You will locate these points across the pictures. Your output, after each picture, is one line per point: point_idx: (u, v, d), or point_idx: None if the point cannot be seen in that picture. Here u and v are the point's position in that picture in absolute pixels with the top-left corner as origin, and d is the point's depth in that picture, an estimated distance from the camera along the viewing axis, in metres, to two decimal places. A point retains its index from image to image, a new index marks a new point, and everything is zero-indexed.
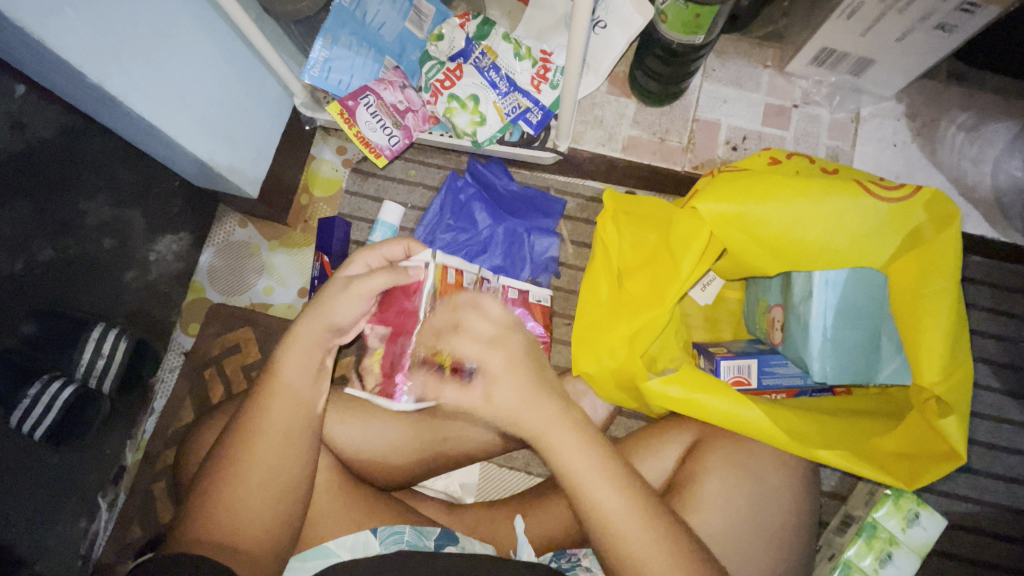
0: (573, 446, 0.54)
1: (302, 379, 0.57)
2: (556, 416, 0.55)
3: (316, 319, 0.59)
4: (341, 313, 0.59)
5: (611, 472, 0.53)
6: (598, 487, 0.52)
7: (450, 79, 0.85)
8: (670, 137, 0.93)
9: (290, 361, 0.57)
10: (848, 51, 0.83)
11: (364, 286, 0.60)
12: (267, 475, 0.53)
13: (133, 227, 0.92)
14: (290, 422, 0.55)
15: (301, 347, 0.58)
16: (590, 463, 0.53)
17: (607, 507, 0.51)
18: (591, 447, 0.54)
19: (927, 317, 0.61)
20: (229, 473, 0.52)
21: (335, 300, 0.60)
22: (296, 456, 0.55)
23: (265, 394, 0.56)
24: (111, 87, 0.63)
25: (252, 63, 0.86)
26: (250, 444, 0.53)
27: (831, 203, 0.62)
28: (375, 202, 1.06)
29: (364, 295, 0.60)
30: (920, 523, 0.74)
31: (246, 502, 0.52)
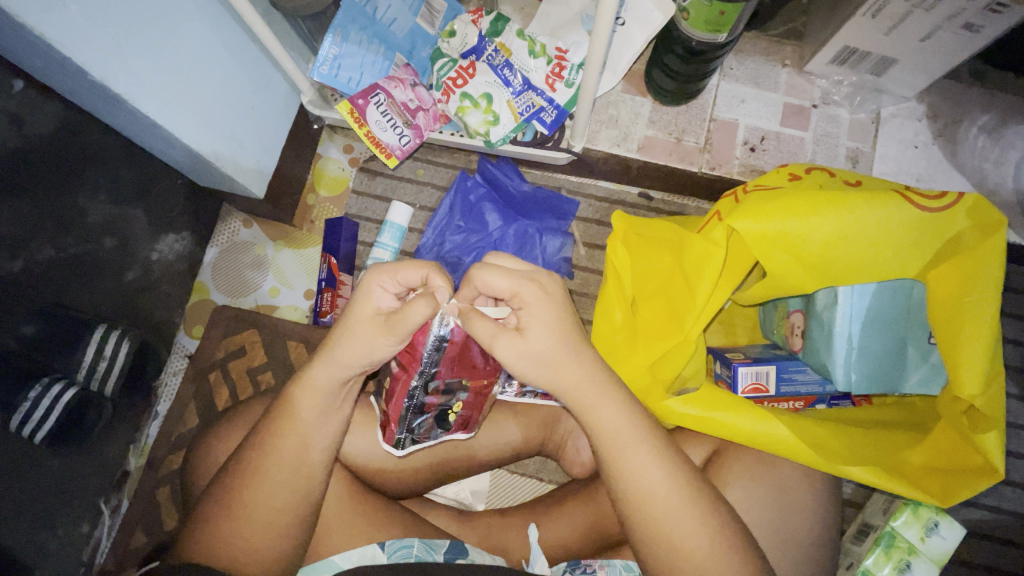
0: (625, 431, 0.53)
1: (316, 412, 0.57)
2: (608, 394, 0.54)
3: (333, 360, 0.57)
4: (362, 352, 0.56)
5: (666, 460, 0.52)
6: (647, 479, 0.51)
7: (462, 77, 0.84)
8: (686, 137, 0.91)
9: (309, 391, 0.57)
10: (870, 50, 0.81)
11: (390, 328, 0.54)
12: (277, 504, 0.55)
13: (136, 226, 0.90)
14: (299, 455, 0.56)
15: (323, 380, 0.57)
16: (644, 451, 0.52)
17: (655, 502, 0.51)
18: (644, 437, 0.53)
19: (964, 331, 0.58)
20: (238, 497, 0.54)
21: (357, 338, 0.56)
22: (307, 487, 0.56)
23: (279, 423, 0.56)
24: (115, 86, 0.61)
25: (259, 59, 0.84)
26: (261, 474, 0.55)
27: (873, 217, 0.60)
28: (383, 202, 1.04)
29: (386, 336, 0.55)
30: (939, 533, 0.71)
31: (254, 526, 0.54)
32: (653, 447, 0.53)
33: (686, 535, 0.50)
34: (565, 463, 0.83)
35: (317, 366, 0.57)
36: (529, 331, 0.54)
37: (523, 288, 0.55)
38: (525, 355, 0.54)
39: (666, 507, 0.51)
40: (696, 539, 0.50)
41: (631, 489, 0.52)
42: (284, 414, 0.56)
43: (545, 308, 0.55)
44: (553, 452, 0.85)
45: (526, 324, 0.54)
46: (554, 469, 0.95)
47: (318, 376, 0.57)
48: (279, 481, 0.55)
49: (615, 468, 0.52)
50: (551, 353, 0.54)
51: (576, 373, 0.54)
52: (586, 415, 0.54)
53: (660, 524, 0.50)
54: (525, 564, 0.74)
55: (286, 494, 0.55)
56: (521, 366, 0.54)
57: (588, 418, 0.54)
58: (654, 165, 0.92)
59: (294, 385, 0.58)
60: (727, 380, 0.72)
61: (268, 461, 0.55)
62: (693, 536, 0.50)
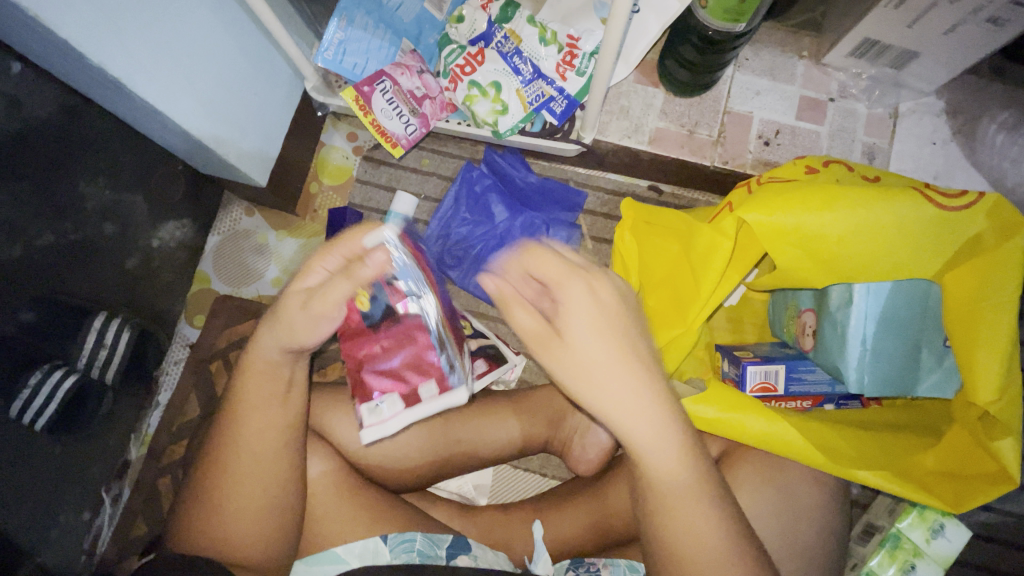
0: (677, 476, 0.43)
1: (263, 399, 0.52)
2: (672, 434, 0.42)
3: (273, 334, 0.51)
4: (291, 329, 0.49)
5: (711, 505, 0.44)
6: (687, 532, 0.43)
7: (471, 65, 0.82)
8: (699, 130, 0.89)
9: (253, 378, 0.52)
10: (890, 43, 0.79)
11: (314, 297, 0.48)
12: (244, 497, 0.53)
13: (136, 213, 0.88)
14: (261, 439, 0.52)
15: (264, 362, 0.52)
16: (695, 502, 0.43)
17: (692, 557, 0.43)
18: (695, 482, 0.43)
19: (983, 332, 0.57)
20: (208, 490, 0.53)
21: (289, 309, 0.49)
22: (272, 477, 0.54)
23: (232, 412, 0.53)
24: (113, 69, 0.59)
25: (261, 43, 0.82)
26: (225, 466, 0.53)
27: (890, 214, 0.58)
28: (387, 192, 1.02)
29: (310, 313, 0.48)
30: (945, 535, 0.69)
31: (228, 520, 0.53)
32: (706, 495, 0.44)
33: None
34: (569, 460, 0.82)
35: (261, 337, 0.51)
36: (573, 340, 0.41)
37: (570, 281, 0.42)
38: (570, 369, 0.41)
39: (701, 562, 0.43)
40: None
41: (669, 536, 0.44)
42: (234, 403, 0.53)
43: (589, 312, 0.41)
44: (557, 448, 0.84)
45: (568, 323, 0.41)
46: (558, 465, 0.94)
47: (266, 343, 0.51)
48: (250, 467, 0.53)
49: (659, 511, 0.44)
50: (602, 374, 0.41)
51: (637, 407, 0.41)
52: (641, 456, 0.43)
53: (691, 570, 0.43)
54: (527, 561, 0.73)
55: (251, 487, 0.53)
56: (572, 389, 0.42)
57: (640, 459, 0.43)
58: (665, 158, 0.90)
59: (240, 368, 0.53)
60: (735, 379, 0.71)
61: (226, 454, 0.52)
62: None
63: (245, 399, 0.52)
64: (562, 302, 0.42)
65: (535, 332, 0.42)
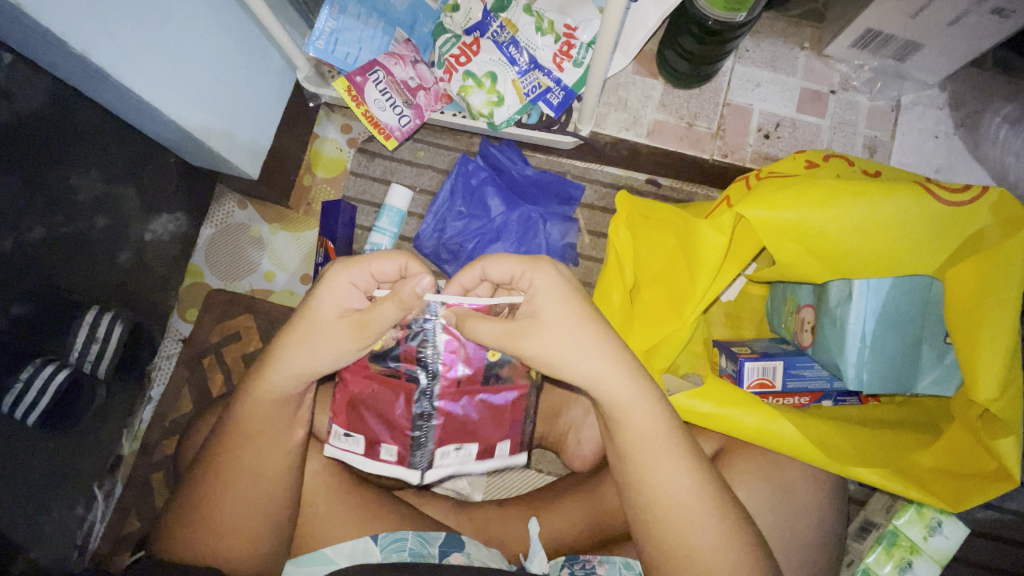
0: (651, 428, 0.51)
1: (268, 413, 0.54)
2: (645, 393, 0.51)
3: (294, 355, 0.52)
4: (326, 348, 0.51)
5: (683, 457, 0.51)
6: (667, 485, 0.50)
7: (466, 55, 0.80)
8: (698, 122, 0.88)
9: (262, 392, 0.53)
10: (893, 34, 0.77)
11: (359, 323, 0.49)
12: (242, 497, 0.54)
13: (128, 206, 0.86)
14: (269, 445, 0.54)
15: (282, 381, 0.53)
16: (671, 455, 0.51)
17: (674, 511, 0.50)
18: (667, 435, 0.51)
19: (985, 329, 0.56)
20: (205, 496, 0.54)
21: (326, 332, 0.50)
22: (274, 481, 0.54)
23: (235, 425, 0.54)
24: (98, 59, 0.58)
25: (253, 33, 0.80)
26: (223, 472, 0.53)
27: (891, 209, 0.57)
28: (382, 184, 1.01)
29: (354, 338, 0.50)
30: (942, 532, 0.69)
31: (222, 522, 0.54)
32: (679, 449, 0.51)
33: (698, 544, 0.50)
34: (565, 456, 0.81)
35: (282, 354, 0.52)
36: (546, 319, 0.49)
37: (546, 274, 0.50)
38: (546, 345, 0.48)
39: (683, 516, 0.50)
40: (708, 552, 0.50)
41: (649, 488, 0.51)
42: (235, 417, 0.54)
43: (556, 292, 0.50)
44: (553, 445, 0.83)
45: (540, 304, 0.49)
46: (554, 461, 0.93)
47: (285, 364, 0.52)
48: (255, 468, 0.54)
49: (640, 465, 0.51)
50: (576, 345, 0.49)
51: (614, 371, 0.50)
52: (623, 414, 0.51)
53: (673, 522, 0.50)
54: (523, 558, 0.73)
55: (250, 488, 0.54)
56: (546, 363, 0.49)
57: (620, 416, 0.51)
58: (664, 151, 0.89)
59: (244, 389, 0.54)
60: (732, 375, 0.70)
61: (228, 458, 0.54)
62: (706, 543, 0.50)
63: (247, 409, 0.54)
64: (532, 289, 0.51)
65: (509, 330, 0.49)
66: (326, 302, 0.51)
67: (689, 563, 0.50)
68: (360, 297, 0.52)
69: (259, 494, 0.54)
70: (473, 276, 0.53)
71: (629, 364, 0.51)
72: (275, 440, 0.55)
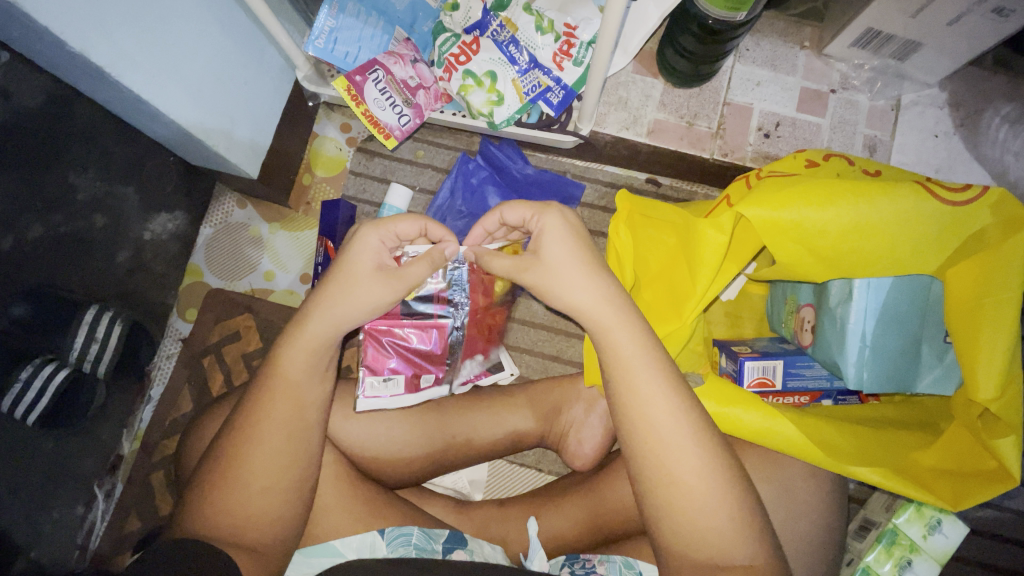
0: (633, 348, 0.51)
1: (302, 370, 0.56)
2: (626, 315, 0.53)
3: (325, 305, 0.57)
4: (361, 299, 0.57)
5: (669, 380, 0.50)
6: (651, 407, 0.49)
7: (465, 54, 0.80)
8: (698, 121, 0.88)
9: (297, 351, 0.56)
10: (894, 33, 0.77)
11: (393, 275, 0.58)
12: (266, 474, 0.54)
13: (127, 205, 0.86)
14: (294, 411, 0.55)
15: (315, 332, 0.56)
16: (655, 376, 0.50)
17: (657, 434, 0.49)
18: (651, 358, 0.51)
19: (986, 328, 0.56)
20: (227, 471, 0.53)
21: (361, 284, 0.57)
22: (297, 454, 0.55)
23: (266, 387, 0.56)
24: (96, 57, 0.57)
25: (251, 31, 0.80)
26: (250, 444, 0.54)
27: (893, 208, 0.57)
28: (381, 183, 1.01)
29: (390, 288, 0.57)
30: (942, 531, 0.69)
31: (243, 501, 0.53)
32: (661, 371, 0.51)
33: (685, 472, 0.48)
34: (566, 455, 0.81)
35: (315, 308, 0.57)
36: (547, 255, 0.55)
37: (547, 211, 0.57)
38: (545, 276, 0.55)
39: (666, 438, 0.48)
40: (696, 482, 0.48)
41: (633, 409, 0.50)
42: (271, 382, 0.56)
43: (561, 232, 0.56)
44: (553, 444, 0.83)
45: (544, 242, 0.56)
46: (554, 460, 0.93)
47: (318, 318, 0.57)
48: (280, 433, 0.54)
49: (622, 384, 0.51)
50: (570, 273, 0.54)
51: (599, 294, 0.53)
52: (604, 335, 0.52)
53: (655, 443, 0.49)
54: (523, 557, 0.73)
55: (274, 463, 0.54)
56: (547, 293, 0.56)
57: (604, 337, 0.52)
58: (664, 149, 0.89)
59: (283, 340, 0.57)
60: (733, 375, 0.70)
61: (257, 428, 0.54)
62: (687, 465, 0.48)
63: (284, 372, 0.56)
64: (540, 229, 0.57)
65: (515, 264, 0.57)
66: (357, 251, 0.58)
67: (676, 493, 0.48)
68: (388, 254, 0.60)
69: (283, 474, 0.54)
70: (494, 221, 0.62)
71: (612, 290, 0.54)
72: (305, 411, 0.56)
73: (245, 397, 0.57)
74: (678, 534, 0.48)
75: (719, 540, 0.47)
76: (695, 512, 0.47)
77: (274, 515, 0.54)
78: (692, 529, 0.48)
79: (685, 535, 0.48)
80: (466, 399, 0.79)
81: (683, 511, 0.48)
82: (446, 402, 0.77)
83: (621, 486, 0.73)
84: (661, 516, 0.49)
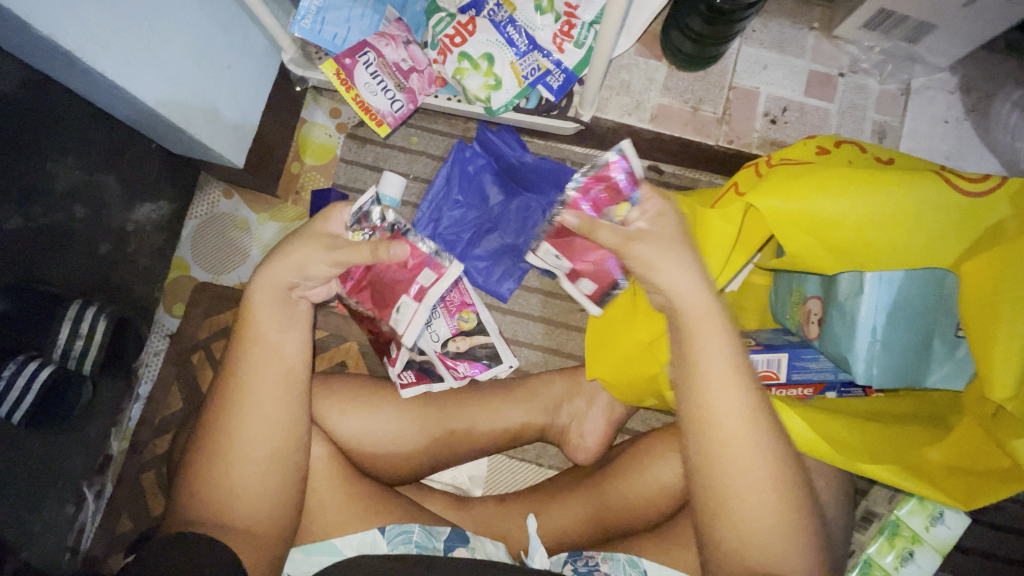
0: (713, 344, 0.48)
1: (269, 336, 0.54)
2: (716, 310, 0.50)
3: (277, 266, 0.55)
4: (304, 264, 0.55)
5: (745, 378, 0.48)
6: (724, 411, 0.47)
7: (461, 35, 0.76)
8: (703, 106, 0.85)
9: (260, 323, 0.54)
10: (907, 14, 0.74)
11: (338, 248, 0.56)
12: (247, 451, 0.51)
13: (108, 193, 0.82)
14: (271, 384, 0.53)
15: (262, 289, 0.55)
16: (727, 369, 0.48)
17: (732, 438, 0.47)
18: (733, 355, 0.48)
19: (1002, 322, 0.54)
20: (211, 448, 0.52)
21: (306, 247, 0.56)
22: (279, 422, 0.53)
23: (237, 363, 0.53)
24: (64, 41, 0.53)
25: (235, 12, 0.76)
26: (230, 417, 0.52)
27: (908, 199, 0.55)
28: (373, 172, 0.97)
29: (331, 256, 0.56)
30: (944, 522, 0.66)
31: (226, 480, 0.51)
32: (737, 364, 0.48)
33: (749, 475, 0.46)
34: (567, 449, 0.79)
35: (265, 269, 0.56)
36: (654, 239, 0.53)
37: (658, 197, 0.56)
38: (657, 254, 0.52)
39: (734, 434, 0.47)
40: (762, 484, 0.46)
41: (704, 410, 0.48)
42: (245, 358, 0.53)
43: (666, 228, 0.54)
44: (554, 439, 0.82)
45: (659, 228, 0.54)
46: (555, 455, 0.92)
47: (261, 285, 0.55)
48: (259, 409, 0.52)
49: (696, 380, 0.48)
50: (679, 262, 0.51)
51: (694, 282, 0.51)
52: (690, 322, 0.50)
53: (720, 443, 0.47)
54: (524, 554, 0.72)
55: (258, 437, 0.52)
56: (647, 273, 0.53)
57: (691, 326, 0.49)
58: (668, 136, 0.85)
59: (244, 314, 0.55)
60: None
61: (235, 402, 0.52)
62: (742, 450, 0.47)
63: (251, 339, 0.54)
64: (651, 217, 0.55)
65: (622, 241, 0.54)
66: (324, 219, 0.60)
67: (738, 500, 0.47)
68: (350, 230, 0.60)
69: (266, 449, 0.52)
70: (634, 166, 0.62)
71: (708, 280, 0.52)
72: (279, 378, 0.54)
73: (219, 375, 0.55)
74: (728, 540, 0.48)
75: (767, 546, 0.47)
76: (752, 519, 0.47)
77: (260, 492, 0.52)
78: (731, 513, 0.47)
79: (731, 528, 0.47)
80: (462, 394, 0.78)
81: (737, 515, 0.47)
82: (443, 399, 0.76)
83: (623, 484, 0.71)
84: (716, 516, 0.48)
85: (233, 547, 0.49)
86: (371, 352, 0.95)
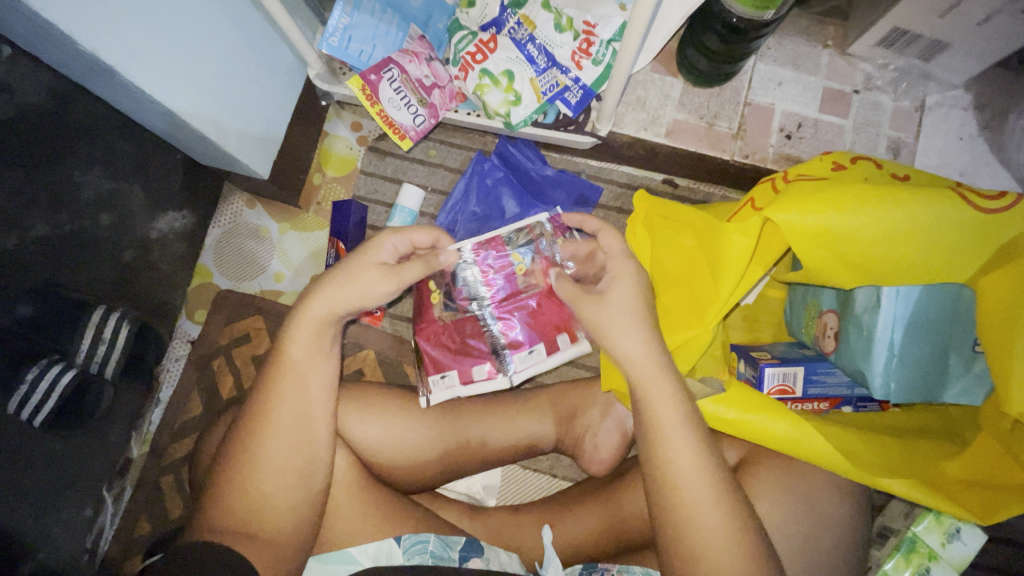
0: (666, 397, 0.54)
1: (312, 361, 0.56)
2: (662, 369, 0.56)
3: (332, 291, 0.57)
4: (363, 291, 0.57)
5: (691, 422, 0.53)
6: (678, 455, 0.52)
7: (482, 52, 0.79)
8: (718, 121, 0.86)
9: (303, 345, 0.55)
10: (920, 33, 0.75)
11: (396, 272, 0.59)
12: (281, 462, 0.53)
13: (134, 202, 0.84)
14: (301, 399, 0.54)
15: (320, 314, 0.56)
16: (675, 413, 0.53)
17: (685, 478, 0.51)
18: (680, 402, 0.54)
19: (1018, 336, 0.54)
20: (244, 459, 0.53)
21: (360, 276, 0.58)
22: (309, 436, 0.54)
23: (275, 378, 0.55)
24: (107, 57, 0.56)
25: (264, 29, 0.78)
26: (264, 432, 0.53)
27: (925, 214, 0.56)
28: (393, 183, 0.99)
29: (388, 281, 0.58)
30: (961, 538, 0.64)
31: (257, 488, 0.52)
32: (684, 414, 0.54)
33: (703, 513, 0.50)
34: (582, 461, 0.80)
35: (315, 299, 0.56)
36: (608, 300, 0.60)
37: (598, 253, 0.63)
38: (604, 317, 0.59)
39: (685, 473, 0.51)
40: (710, 520, 0.49)
41: (662, 456, 0.52)
42: (277, 371, 0.55)
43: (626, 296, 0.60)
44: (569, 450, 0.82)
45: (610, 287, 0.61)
46: (569, 466, 0.93)
47: (309, 316, 0.56)
48: (289, 425, 0.53)
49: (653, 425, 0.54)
50: (624, 321, 0.58)
51: (645, 348, 0.57)
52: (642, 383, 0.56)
53: (676, 482, 0.51)
54: (538, 565, 0.72)
55: (290, 451, 0.53)
56: (597, 331, 0.60)
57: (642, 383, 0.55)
58: (683, 151, 0.87)
59: (287, 336, 0.56)
60: (753, 381, 0.69)
61: (268, 415, 0.53)
62: (693, 487, 0.50)
63: (288, 359, 0.55)
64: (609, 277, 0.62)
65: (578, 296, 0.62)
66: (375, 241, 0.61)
67: (701, 538, 0.49)
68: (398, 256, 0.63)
69: (296, 462, 0.53)
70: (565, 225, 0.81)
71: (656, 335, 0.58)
72: (312, 395, 0.55)
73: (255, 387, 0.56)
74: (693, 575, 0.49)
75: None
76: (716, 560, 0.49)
77: (290, 502, 0.53)
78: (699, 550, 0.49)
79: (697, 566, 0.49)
80: (481, 403, 0.78)
81: (700, 555, 0.49)
82: (460, 407, 0.76)
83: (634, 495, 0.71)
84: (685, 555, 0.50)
85: (255, 558, 0.50)
86: (387, 360, 0.96)
